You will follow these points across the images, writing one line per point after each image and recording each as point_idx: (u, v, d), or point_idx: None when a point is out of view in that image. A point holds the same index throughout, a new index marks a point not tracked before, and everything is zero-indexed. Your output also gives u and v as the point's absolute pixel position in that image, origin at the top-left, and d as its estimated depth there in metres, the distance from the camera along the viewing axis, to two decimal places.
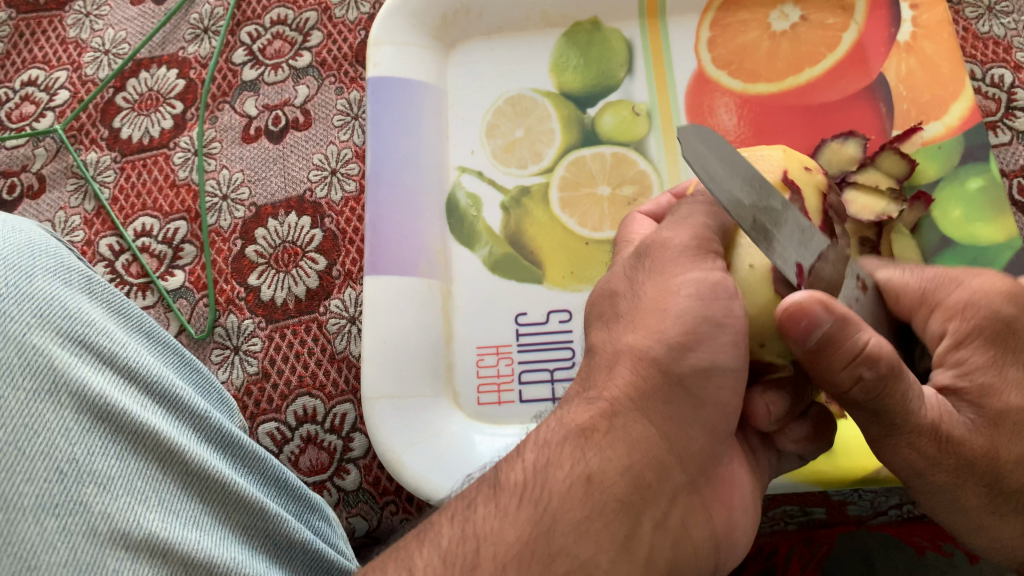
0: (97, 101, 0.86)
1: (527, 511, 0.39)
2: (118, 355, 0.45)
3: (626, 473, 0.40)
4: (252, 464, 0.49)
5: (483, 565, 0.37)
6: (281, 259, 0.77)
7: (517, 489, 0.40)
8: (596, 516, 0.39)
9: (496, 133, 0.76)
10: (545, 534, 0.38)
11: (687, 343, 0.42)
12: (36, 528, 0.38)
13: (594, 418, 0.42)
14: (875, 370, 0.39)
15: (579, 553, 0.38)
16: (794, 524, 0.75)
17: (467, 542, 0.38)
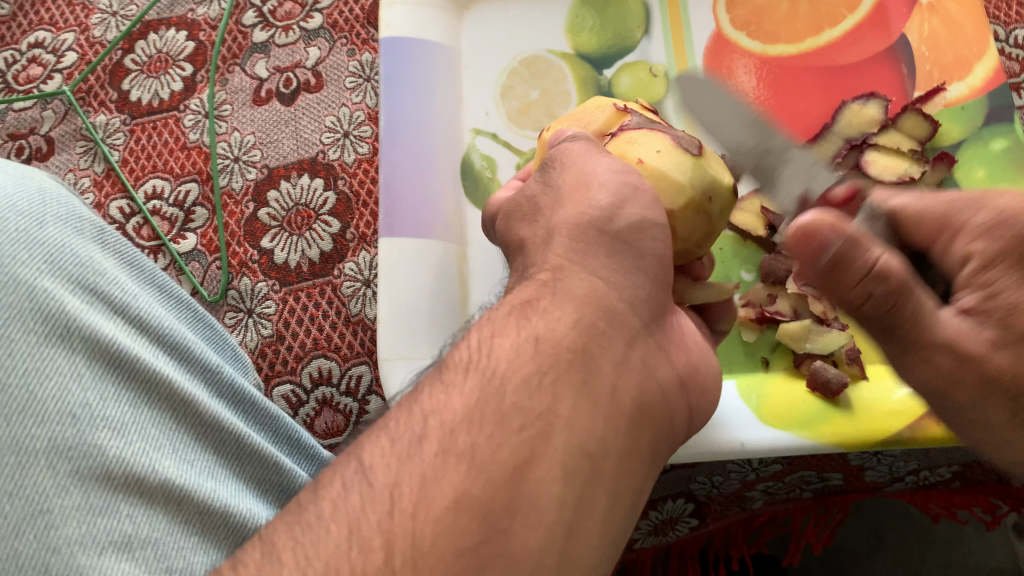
0: (105, 63, 0.85)
1: (492, 406, 0.37)
2: (130, 305, 0.45)
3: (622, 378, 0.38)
4: (266, 419, 0.49)
5: (449, 473, 0.34)
6: (294, 221, 0.77)
7: (477, 374, 0.38)
8: (557, 403, 0.37)
9: (511, 94, 0.75)
10: (504, 420, 0.36)
11: (635, 222, 0.45)
12: (48, 470, 0.38)
13: (580, 329, 0.40)
14: (886, 285, 0.42)
15: (536, 408, 0.37)
16: (808, 490, 0.72)
17: (441, 453, 0.35)
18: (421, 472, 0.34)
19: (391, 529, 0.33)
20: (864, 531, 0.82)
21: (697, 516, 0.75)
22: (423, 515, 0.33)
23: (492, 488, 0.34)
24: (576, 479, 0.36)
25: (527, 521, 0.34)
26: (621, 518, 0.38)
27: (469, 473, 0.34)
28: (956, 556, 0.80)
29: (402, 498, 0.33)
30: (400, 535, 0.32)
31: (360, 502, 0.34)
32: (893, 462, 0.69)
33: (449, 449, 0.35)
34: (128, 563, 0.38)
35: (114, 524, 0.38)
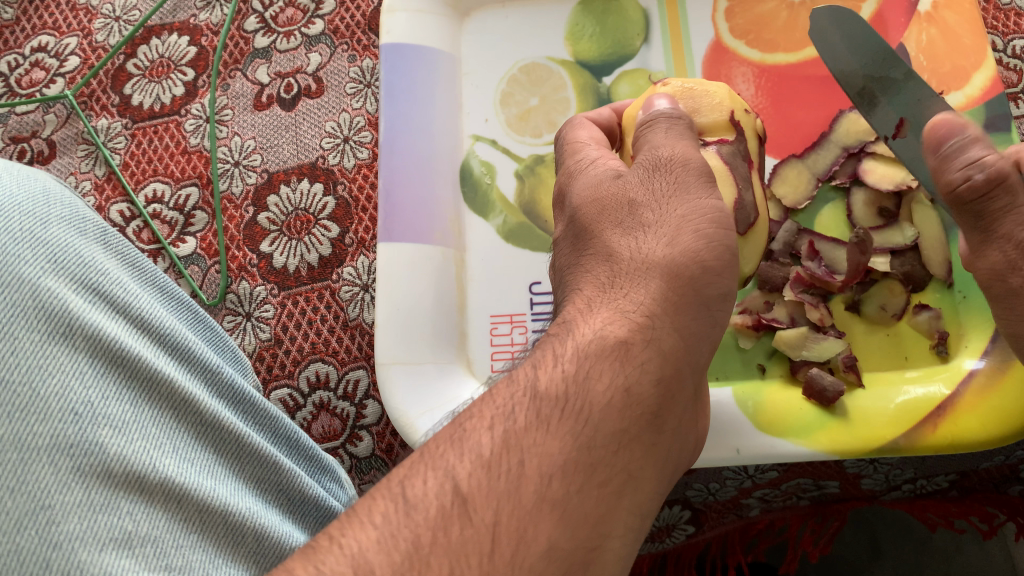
0: (108, 67, 0.85)
1: (568, 425, 0.36)
2: (132, 305, 0.45)
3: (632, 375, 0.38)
4: (265, 421, 0.49)
5: (528, 476, 0.34)
6: (293, 226, 0.77)
7: (556, 404, 0.36)
8: (629, 432, 0.37)
9: (510, 101, 0.75)
10: (585, 446, 0.35)
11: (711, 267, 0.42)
12: (50, 467, 0.38)
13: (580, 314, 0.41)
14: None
15: (616, 462, 0.36)
16: (806, 498, 0.72)
17: (507, 448, 0.35)
18: (499, 491, 0.33)
19: (490, 565, 0.32)
20: (862, 541, 0.82)
21: (693, 521, 0.75)
22: (506, 519, 0.33)
23: (570, 519, 0.34)
24: (625, 493, 0.36)
25: (606, 555, 0.35)
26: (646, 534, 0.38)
27: (558, 511, 0.34)
28: (955, 565, 0.80)
29: (479, 511, 0.33)
30: (503, 540, 0.32)
31: (442, 517, 0.33)
32: (889, 470, 0.69)
33: (544, 495, 0.34)
34: (128, 559, 0.38)
35: (114, 521, 0.38)
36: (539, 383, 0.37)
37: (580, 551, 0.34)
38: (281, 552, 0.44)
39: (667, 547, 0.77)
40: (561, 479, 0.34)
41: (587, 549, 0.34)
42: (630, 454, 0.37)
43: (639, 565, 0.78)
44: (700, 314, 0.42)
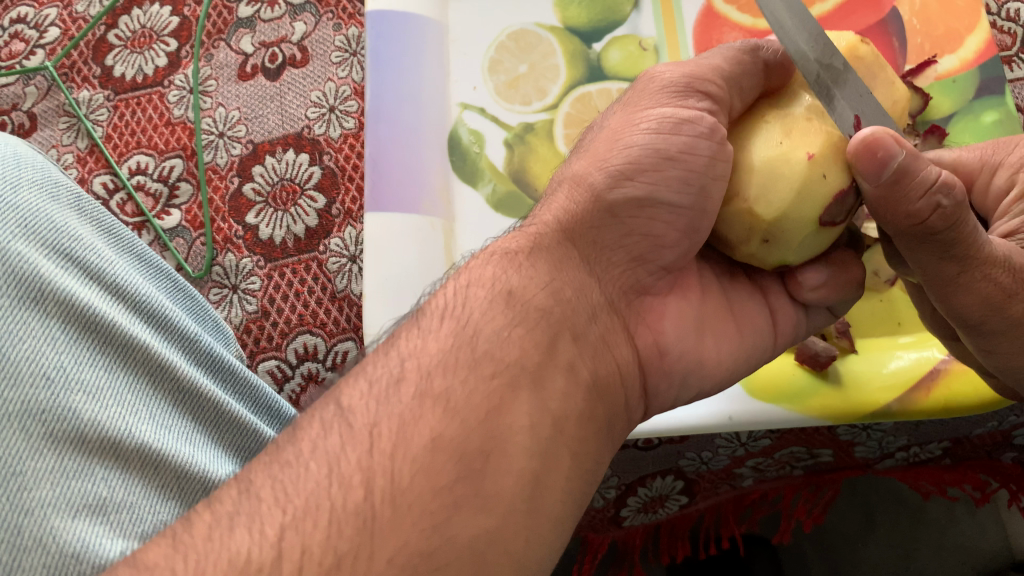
0: (89, 38, 0.84)
1: (450, 326, 0.37)
2: (106, 271, 0.45)
3: (545, 289, 0.39)
4: (247, 390, 0.48)
5: (408, 376, 0.34)
6: (279, 197, 0.76)
7: (437, 313, 0.38)
8: (517, 323, 0.38)
9: (499, 68, 0.74)
10: (468, 341, 0.36)
11: (628, 172, 0.42)
12: (22, 434, 0.39)
13: (521, 244, 0.42)
14: (953, 198, 0.40)
15: (503, 357, 0.36)
16: (799, 468, 0.72)
17: (391, 362, 0.35)
18: (377, 395, 0.34)
19: (369, 461, 0.31)
20: (856, 513, 0.82)
21: (688, 497, 0.74)
22: (387, 419, 0.33)
23: (456, 409, 0.34)
24: (520, 386, 0.36)
25: (509, 446, 0.34)
26: (573, 441, 0.36)
27: (441, 405, 0.34)
28: (948, 536, 0.80)
29: (359, 418, 0.33)
30: (382, 439, 0.32)
31: (323, 429, 0.33)
32: (884, 437, 0.68)
33: (425, 391, 0.34)
34: (102, 525, 0.38)
35: (88, 486, 0.39)
36: (426, 303, 0.39)
37: (474, 442, 0.33)
38: None
39: (660, 518, 0.76)
40: (442, 374, 0.35)
41: (484, 437, 0.33)
42: (522, 348, 0.37)
43: (633, 535, 0.77)
44: (609, 223, 0.42)
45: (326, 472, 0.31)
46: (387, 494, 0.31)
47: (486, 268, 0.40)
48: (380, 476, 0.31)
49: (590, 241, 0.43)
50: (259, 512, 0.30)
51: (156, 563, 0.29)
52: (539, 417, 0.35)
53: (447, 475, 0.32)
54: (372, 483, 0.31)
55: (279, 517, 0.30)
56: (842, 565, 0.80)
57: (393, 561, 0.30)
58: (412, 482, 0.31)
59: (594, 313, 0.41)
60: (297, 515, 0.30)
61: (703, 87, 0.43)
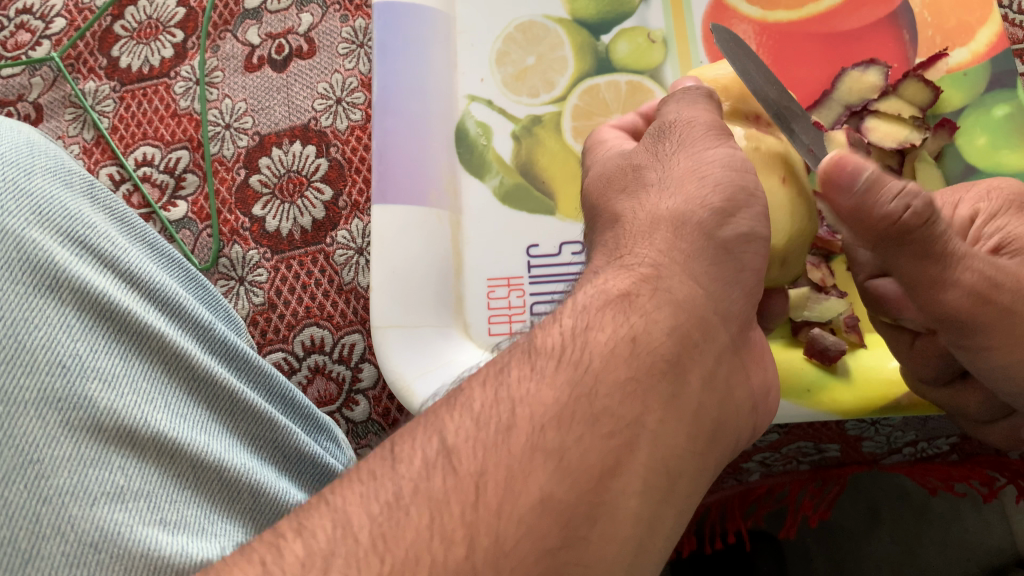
0: (95, 29, 0.83)
1: (565, 373, 0.34)
2: (120, 259, 0.45)
3: (671, 334, 0.36)
4: (259, 379, 0.49)
5: (518, 426, 0.32)
6: (286, 188, 0.76)
7: (553, 353, 0.35)
8: (639, 377, 0.35)
9: (506, 60, 0.74)
10: (586, 395, 0.33)
11: (728, 210, 0.41)
12: (39, 421, 0.38)
13: (633, 283, 0.38)
14: (921, 198, 0.43)
15: (623, 414, 0.34)
16: (806, 463, 0.72)
17: (500, 404, 0.33)
18: (484, 440, 0.32)
19: (472, 515, 0.30)
20: (861, 508, 0.82)
21: None
22: (494, 468, 0.31)
23: (569, 468, 0.32)
24: (637, 446, 0.34)
25: (617, 511, 0.32)
26: (681, 498, 0.35)
27: (553, 460, 0.32)
28: (952, 533, 0.79)
29: (464, 464, 0.31)
30: (488, 491, 0.31)
31: (425, 467, 0.31)
32: (891, 433, 0.70)
33: (537, 444, 0.32)
34: (122, 512, 0.38)
35: (105, 475, 0.39)
36: (539, 339, 0.36)
37: (582, 506, 0.31)
38: (277, 509, 0.44)
39: None
40: (556, 429, 0.32)
41: (592, 501, 0.32)
42: (643, 404, 0.34)
43: None
44: (724, 259, 0.40)
45: (427, 521, 0.30)
46: (490, 555, 0.29)
47: (603, 310, 0.36)
48: (483, 533, 0.30)
49: (709, 277, 0.39)
50: (356, 556, 0.29)
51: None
52: (648, 478, 0.34)
53: (553, 539, 0.31)
54: (474, 540, 0.29)
55: (377, 567, 0.29)
56: (845, 556, 0.80)
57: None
58: (516, 545, 0.30)
59: (720, 356, 0.38)
60: (395, 567, 0.29)
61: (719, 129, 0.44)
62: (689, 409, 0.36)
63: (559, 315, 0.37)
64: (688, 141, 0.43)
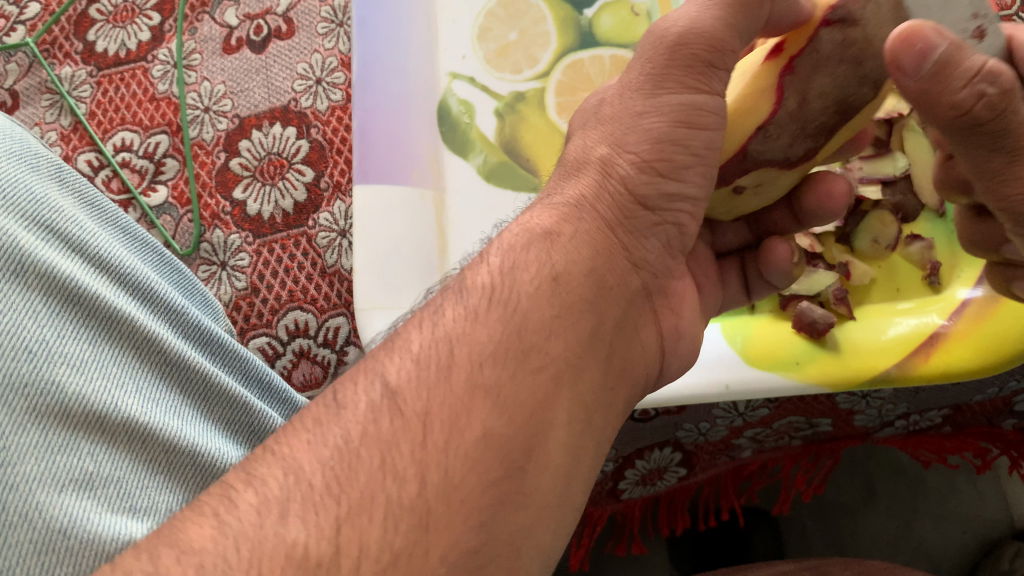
0: (69, 13, 0.82)
1: (498, 313, 0.36)
2: (88, 244, 0.45)
3: (589, 275, 0.40)
4: (236, 362, 0.48)
5: (458, 364, 0.34)
6: (267, 171, 0.75)
7: (482, 292, 0.37)
8: (563, 314, 0.37)
9: (488, 36, 0.73)
10: (516, 332, 0.36)
11: (662, 169, 0.42)
12: (3, 408, 0.38)
13: (555, 223, 0.41)
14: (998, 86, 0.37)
15: (550, 349, 0.36)
16: (798, 438, 0.71)
17: (439, 343, 0.35)
18: (421, 376, 0.34)
19: (422, 454, 0.31)
20: (857, 484, 0.82)
21: (686, 469, 0.72)
22: (438, 406, 0.33)
23: (506, 402, 0.34)
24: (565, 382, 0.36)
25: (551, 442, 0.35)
26: (598, 427, 0.38)
27: (491, 397, 0.34)
28: (947, 505, 0.79)
29: (410, 404, 0.33)
30: (435, 429, 0.32)
31: (371, 412, 0.32)
32: (884, 405, 0.67)
33: (476, 381, 0.34)
34: (90, 500, 0.38)
35: (74, 462, 0.39)
36: (470, 279, 0.39)
37: (521, 440, 0.34)
38: None
39: (660, 491, 0.75)
40: (492, 365, 0.35)
41: (528, 435, 0.34)
42: (565, 341, 0.37)
43: (634, 509, 0.75)
44: (641, 214, 0.43)
45: (378, 462, 0.31)
46: (441, 490, 0.31)
47: (530, 250, 0.39)
48: (434, 468, 0.31)
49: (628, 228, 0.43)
50: (310, 499, 0.30)
51: (202, 546, 0.28)
52: (576, 407, 0.36)
53: (496, 470, 0.32)
54: (426, 478, 0.31)
55: (334, 510, 0.30)
56: (843, 533, 0.81)
57: (445, 559, 0.30)
58: (464, 478, 0.32)
59: (632, 298, 0.42)
60: (352, 509, 0.30)
61: (718, 45, 0.40)
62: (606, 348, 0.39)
63: (487, 254, 0.40)
64: (655, 71, 0.41)
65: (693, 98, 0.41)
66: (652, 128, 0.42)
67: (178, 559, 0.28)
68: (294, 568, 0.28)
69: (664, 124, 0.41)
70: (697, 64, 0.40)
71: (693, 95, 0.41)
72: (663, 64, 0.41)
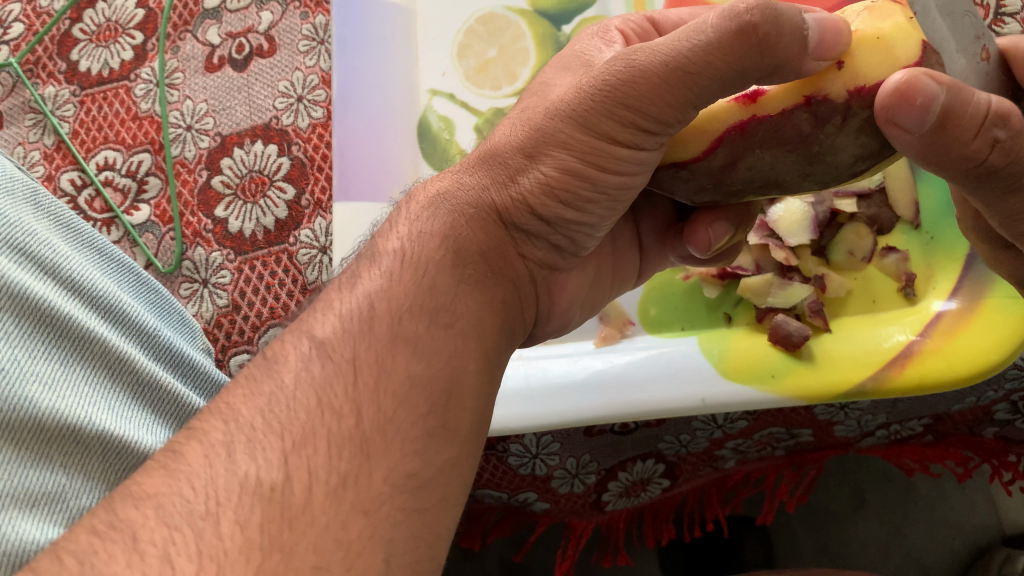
0: (53, 33, 0.83)
1: (409, 273, 0.39)
2: (61, 265, 0.46)
3: (483, 254, 0.41)
4: (205, 382, 0.50)
5: (378, 316, 0.36)
6: (248, 189, 0.75)
7: (393, 254, 0.40)
8: (465, 282, 0.40)
9: (468, 52, 0.73)
10: (427, 291, 0.38)
11: (563, 203, 0.42)
12: None
13: (467, 196, 0.43)
14: (1009, 129, 0.36)
15: (456, 307, 0.38)
16: (780, 449, 0.71)
17: (360, 301, 0.37)
18: (351, 331, 0.36)
19: (354, 392, 0.33)
20: (847, 491, 0.82)
21: (670, 480, 0.73)
22: (363, 351, 0.35)
23: (423, 351, 0.36)
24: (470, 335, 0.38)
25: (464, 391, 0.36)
26: None
27: (409, 344, 0.36)
28: (937, 509, 0.80)
29: (337, 351, 0.35)
30: (363, 371, 0.34)
31: (302, 359, 0.34)
32: (862, 415, 0.68)
33: (395, 332, 0.36)
34: (60, 515, 0.40)
35: (47, 478, 0.40)
36: (381, 245, 0.41)
37: (439, 382, 0.35)
38: None
39: (644, 502, 0.75)
40: (410, 318, 0.37)
41: (444, 387, 0.35)
42: (470, 303, 0.39)
43: (619, 521, 0.75)
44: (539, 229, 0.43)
45: (314, 402, 0.32)
46: (376, 423, 0.33)
47: (434, 219, 0.42)
48: (367, 406, 0.33)
49: (522, 236, 0.43)
50: (256, 438, 0.31)
51: (157, 490, 0.29)
52: (483, 361, 0.38)
53: (422, 405, 0.34)
54: (361, 412, 0.33)
55: (279, 444, 0.31)
56: (831, 542, 0.81)
57: (387, 480, 0.31)
58: (395, 414, 0.33)
59: (515, 281, 0.43)
60: (296, 444, 0.31)
61: (662, 119, 0.38)
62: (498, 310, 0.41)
63: (396, 224, 0.43)
64: (583, 104, 0.39)
65: (599, 144, 0.39)
66: (558, 160, 0.40)
67: (135, 504, 0.29)
68: (249, 495, 0.29)
69: (575, 167, 0.40)
70: (632, 127, 0.38)
71: (600, 142, 0.39)
72: (605, 114, 0.38)
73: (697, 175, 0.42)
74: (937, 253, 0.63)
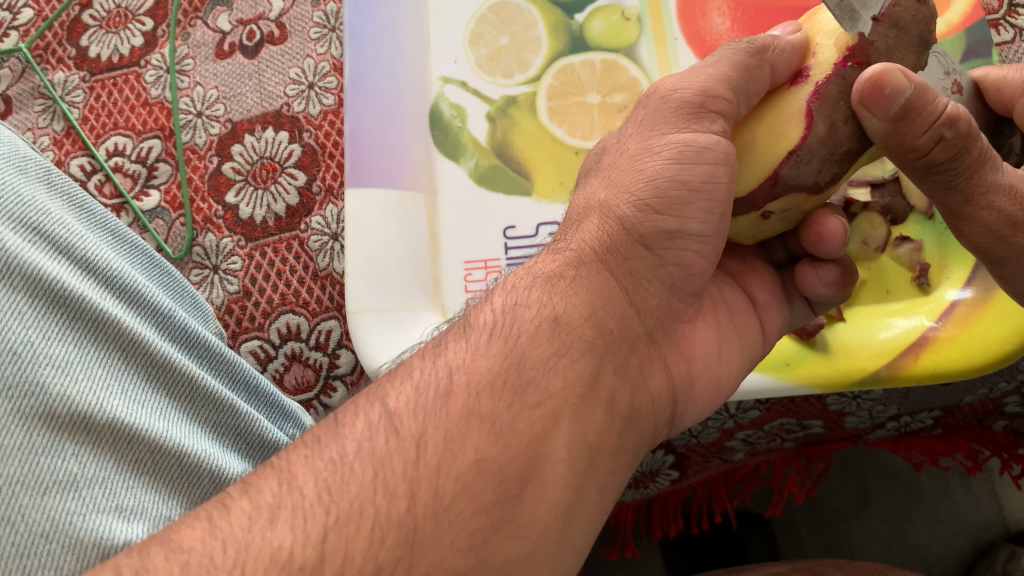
0: (62, 19, 0.82)
1: (497, 346, 0.37)
2: (75, 246, 0.45)
3: (588, 317, 0.39)
4: (222, 366, 0.50)
5: (456, 392, 0.35)
6: (259, 175, 0.75)
7: (485, 328, 0.38)
8: (562, 353, 0.37)
9: (480, 41, 0.73)
10: (515, 365, 0.36)
11: (656, 207, 0.41)
12: None
13: (560, 267, 0.41)
14: (955, 130, 0.41)
15: (548, 385, 0.36)
16: (789, 440, 0.71)
17: (439, 371, 0.36)
18: (424, 405, 0.34)
19: (414, 472, 0.32)
20: (850, 487, 0.82)
21: (678, 471, 0.72)
22: (433, 430, 0.33)
23: (501, 432, 0.34)
24: (562, 417, 0.36)
25: (547, 476, 0.35)
26: (603, 473, 0.37)
27: (487, 425, 0.34)
28: (940, 504, 0.80)
29: (406, 425, 0.33)
30: (428, 451, 0.33)
31: (368, 429, 0.33)
32: (873, 406, 0.67)
33: (472, 409, 0.34)
34: (74, 501, 0.39)
35: (58, 463, 0.40)
36: (472, 317, 0.39)
37: (514, 469, 0.34)
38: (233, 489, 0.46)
39: (652, 494, 0.75)
40: (490, 396, 0.35)
41: (524, 464, 0.34)
42: (565, 379, 0.36)
43: (626, 512, 0.75)
44: (639, 253, 0.42)
45: (371, 477, 0.32)
46: (430, 510, 0.32)
47: (531, 287, 0.40)
48: (424, 489, 0.32)
49: (628, 271, 0.42)
50: (300, 508, 0.31)
51: (191, 546, 0.30)
52: (579, 444, 0.36)
53: (489, 495, 0.33)
54: (416, 496, 0.31)
55: (322, 518, 0.30)
56: (835, 536, 0.81)
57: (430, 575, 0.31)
58: (455, 500, 0.32)
59: (634, 343, 0.41)
60: (341, 518, 0.30)
61: (712, 92, 0.41)
62: (605, 395, 0.38)
63: (492, 295, 0.41)
64: (649, 127, 0.44)
65: (688, 138, 0.41)
66: (648, 167, 0.42)
67: (167, 557, 0.29)
68: (277, 571, 0.29)
69: (662, 163, 0.41)
70: (697, 112, 0.42)
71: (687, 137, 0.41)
72: (664, 113, 0.43)
73: (818, 152, 0.41)
74: (951, 244, 0.62)
